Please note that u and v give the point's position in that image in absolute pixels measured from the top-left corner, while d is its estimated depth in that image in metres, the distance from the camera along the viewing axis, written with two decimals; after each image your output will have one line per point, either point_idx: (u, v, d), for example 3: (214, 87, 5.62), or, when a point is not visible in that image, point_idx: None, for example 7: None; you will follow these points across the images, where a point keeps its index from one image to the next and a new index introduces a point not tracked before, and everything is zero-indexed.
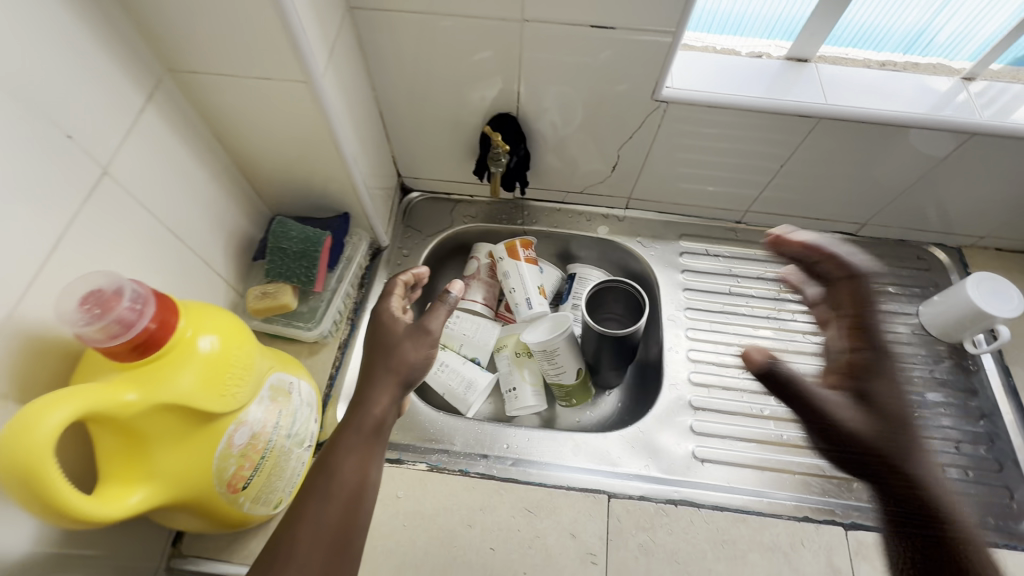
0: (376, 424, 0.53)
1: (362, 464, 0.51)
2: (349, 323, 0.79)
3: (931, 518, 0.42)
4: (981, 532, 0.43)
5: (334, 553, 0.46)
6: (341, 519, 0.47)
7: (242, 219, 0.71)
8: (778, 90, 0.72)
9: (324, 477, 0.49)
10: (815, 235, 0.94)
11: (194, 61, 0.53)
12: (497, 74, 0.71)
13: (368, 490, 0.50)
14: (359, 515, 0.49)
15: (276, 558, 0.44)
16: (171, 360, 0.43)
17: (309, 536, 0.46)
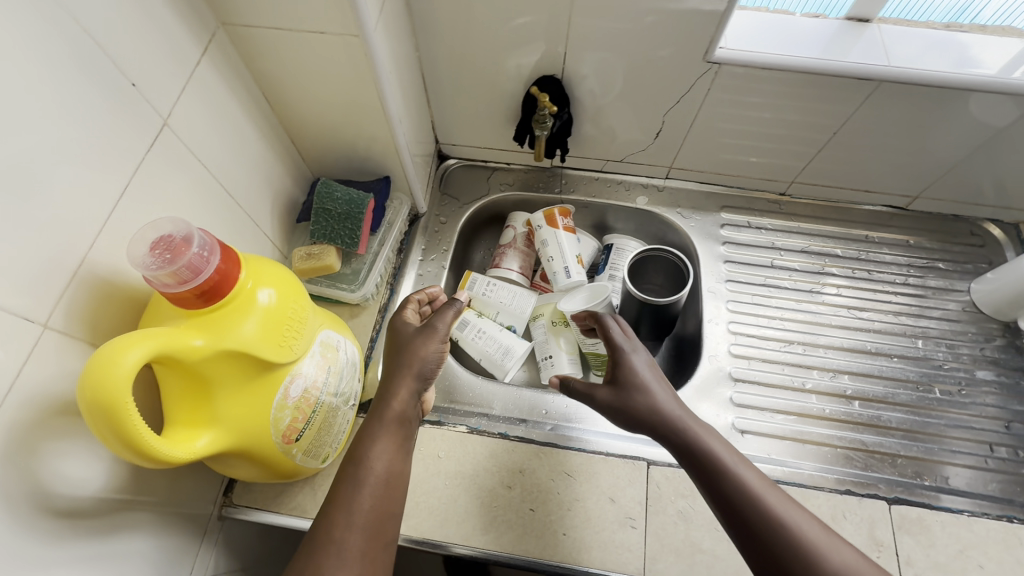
0: (397, 418, 0.54)
1: (389, 456, 0.51)
2: (388, 288, 0.79)
3: (738, 511, 0.48)
4: (777, 500, 0.48)
5: (369, 539, 0.47)
6: (373, 508, 0.48)
7: (286, 180, 0.71)
8: (838, 51, 0.69)
9: (352, 468, 0.50)
10: (863, 208, 0.90)
11: (247, 13, 0.53)
12: (543, 34, 0.69)
13: (397, 480, 0.51)
14: (390, 504, 0.50)
15: (315, 547, 0.45)
16: (231, 308, 0.44)
17: (344, 524, 0.46)
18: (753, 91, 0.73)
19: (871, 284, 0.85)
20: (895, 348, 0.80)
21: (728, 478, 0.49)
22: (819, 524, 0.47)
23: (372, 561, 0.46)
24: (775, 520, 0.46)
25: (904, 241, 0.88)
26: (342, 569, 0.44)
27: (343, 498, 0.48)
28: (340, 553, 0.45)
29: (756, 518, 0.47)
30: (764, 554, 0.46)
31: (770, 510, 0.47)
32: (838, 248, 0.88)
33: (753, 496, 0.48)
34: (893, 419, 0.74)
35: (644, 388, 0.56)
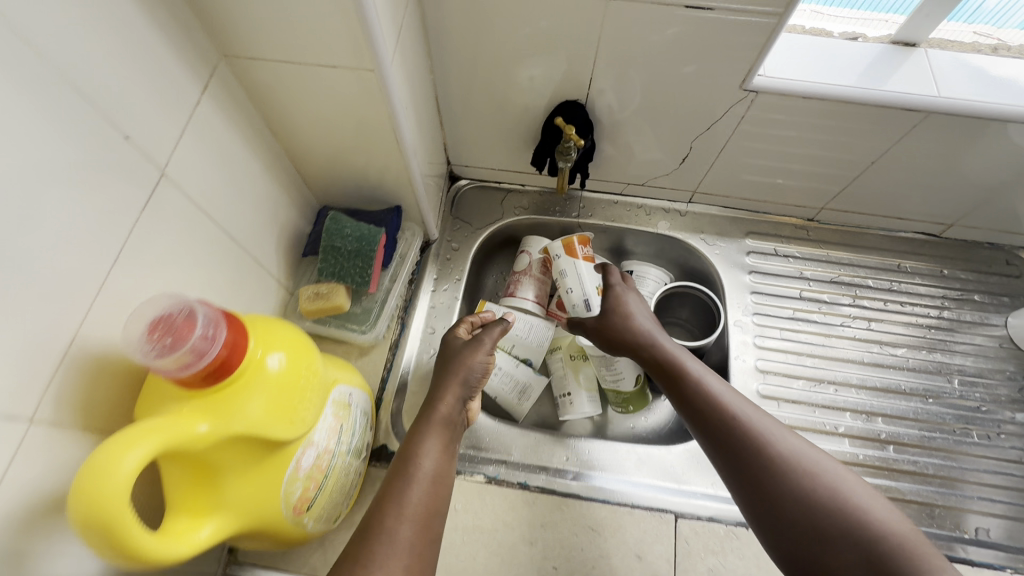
0: (445, 420, 0.57)
1: (438, 454, 0.54)
2: (399, 323, 0.75)
3: (703, 412, 0.58)
4: (736, 403, 0.57)
5: (418, 528, 0.48)
6: (421, 501, 0.50)
7: (292, 213, 0.67)
8: (882, 79, 0.64)
9: (403, 462, 0.52)
10: (894, 236, 0.87)
11: (251, 47, 0.48)
12: (568, 58, 0.65)
13: (443, 480, 0.53)
14: (437, 499, 0.51)
15: (367, 534, 0.46)
16: (241, 385, 0.40)
17: (396, 511, 0.48)
18: (788, 119, 0.69)
19: (903, 317, 0.82)
20: (931, 388, 0.76)
21: (693, 385, 0.60)
22: (774, 421, 0.56)
23: (420, 551, 0.47)
24: (733, 417, 0.56)
25: (937, 271, 0.85)
26: (393, 552, 0.45)
27: (394, 489, 0.50)
28: (390, 540, 0.46)
29: (716, 415, 0.57)
30: (727, 450, 0.55)
31: (727, 408, 0.57)
32: (868, 278, 0.84)
33: (713, 399, 0.58)
34: (930, 465, 0.71)
35: (622, 312, 0.72)
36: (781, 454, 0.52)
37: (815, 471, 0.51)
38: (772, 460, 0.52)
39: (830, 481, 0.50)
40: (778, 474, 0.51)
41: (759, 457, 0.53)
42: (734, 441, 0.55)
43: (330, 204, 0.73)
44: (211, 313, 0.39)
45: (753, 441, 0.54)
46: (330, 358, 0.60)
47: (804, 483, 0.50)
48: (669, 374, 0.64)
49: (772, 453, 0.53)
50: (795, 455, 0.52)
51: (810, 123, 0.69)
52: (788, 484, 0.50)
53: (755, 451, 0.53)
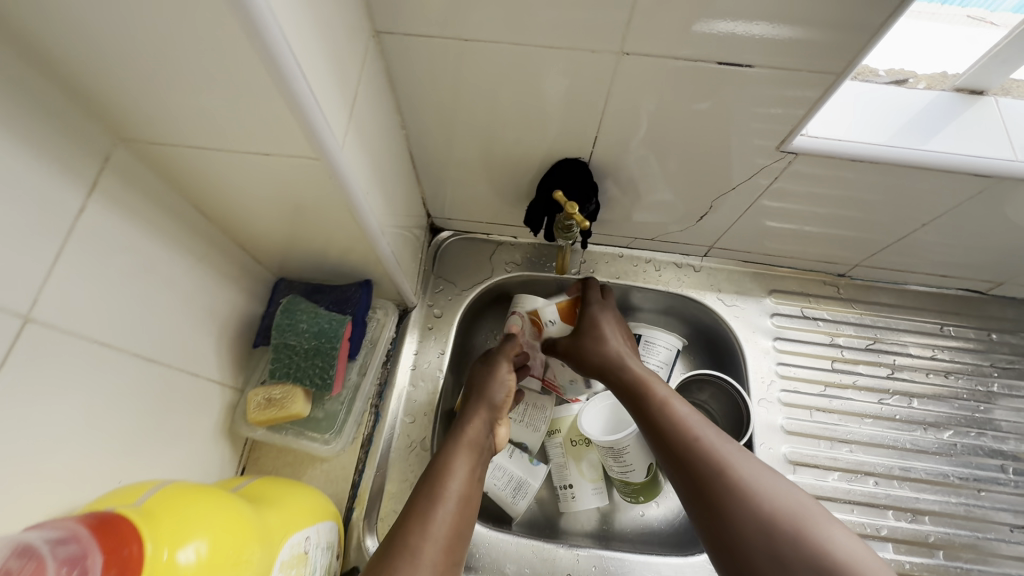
0: (473, 448, 0.58)
1: (464, 480, 0.54)
2: (372, 412, 0.65)
3: (686, 460, 0.52)
4: (719, 446, 0.52)
5: (441, 552, 0.48)
6: (446, 527, 0.50)
7: (238, 299, 0.56)
8: (944, 139, 0.54)
9: (429, 488, 0.52)
10: (935, 293, 0.77)
11: (158, 130, 0.38)
12: (565, 114, 0.54)
13: (466, 509, 0.53)
14: (460, 527, 0.51)
15: (392, 559, 0.46)
16: None
17: (422, 534, 0.48)
18: (827, 182, 0.59)
19: (947, 392, 0.73)
20: (983, 480, 0.68)
21: (673, 422, 0.55)
22: (755, 466, 0.50)
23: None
24: (712, 461, 0.51)
25: (984, 334, 0.76)
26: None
27: (419, 514, 0.50)
28: (415, 565, 0.46)
29: (694, 459, 0.52)
30: (703, 497, 0.50)
31: (707, 450, 0.52)
32: (909, 344, 0.75)
33: (692, 441, 0.53)
34: (982, 574, 0.63)
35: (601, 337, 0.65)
36: (762, 506, 0.47)
37: (798, 528, 0.45)
38: (751, 510, 0.47)
39: (809, 533, 0.45)
40: (755, 526, 0.46)
41: (734, 507, 0.48)
42: (713, 488, 0.49)
43: (286, 278, 0.62)
44: (70, 542, 0.30)
45: (731, 489, 0.48)
46: (285, 490, 0.50)
47: (784, 538, 0.45)
48: (644, 405, 0.58)
49: (750, 504, 0.47)
50: (776, 507, 0.47)
51: (853, 186, 0.59)
52: (765, 537, 0.45)
53: (732, 499, 0.48)
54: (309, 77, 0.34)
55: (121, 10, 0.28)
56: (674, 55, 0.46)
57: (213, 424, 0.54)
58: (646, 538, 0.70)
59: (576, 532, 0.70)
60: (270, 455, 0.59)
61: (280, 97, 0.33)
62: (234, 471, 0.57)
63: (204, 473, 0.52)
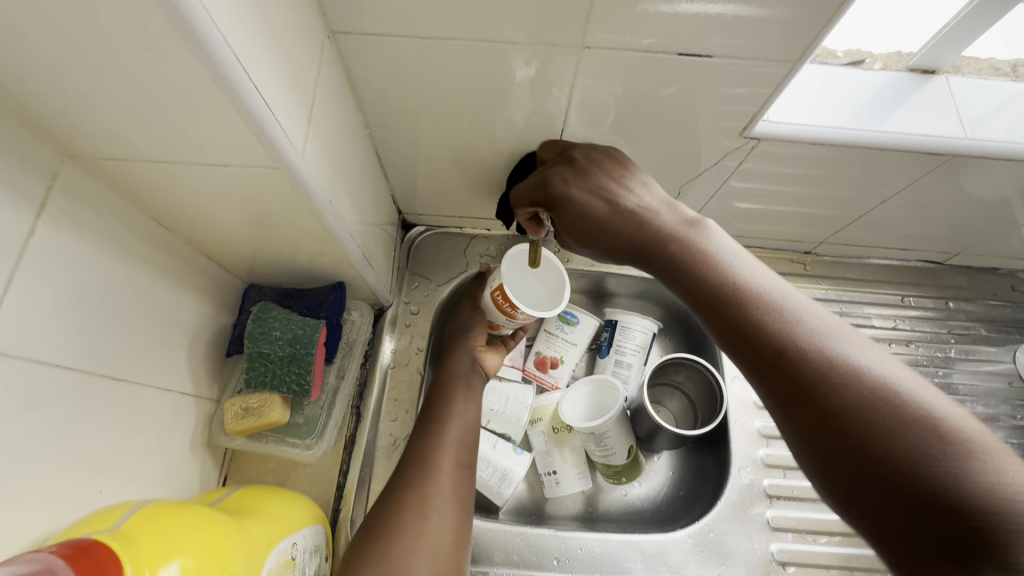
0: (462, 376, 0.61)
1: (463, 400, 0.59)
2: (353, 413, 0.65)
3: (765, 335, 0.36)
4: (821, 321, 0.35)
5: (453, 454, 0.53)
6: (456, 435, 0.55)
7: (206, 309, 0.55)
8: (900, 119, 0.56)
9: (435, 409, 0.57)
10: (896, 265, 0.80)
11: (106, 145, 0.36)
12: (530, 107, 0.54)
13: (473, 418, 0.57)
14: (468, 433, 0.56)
15: (412, 463, 0.52)
16: None
17: (435, 443, 0.54)
18: (790, 164, 0.60)
19: (908, 360, 0.76)
20: None
21: (733, 287, 0.39)
22: (862, 340, 0.34)
23: (461, 473, 0.52)
24: (798, 340, 0.35)
25: (941, 303, 0.79)
26: (434, 477, 0.51)
27: (429, 427, 0.55)
28: (432, 466, 0.52)
29: (774, 349, 0.35)
30: (783, 381, 0.34)
31: (791, 326, 0.35)
32: (874, 316, 0.78)
33: (752, 296, 0.38)
34: None
35: (635, 212, 0.47)
36: (881, 391, 0.31)
37: (933, 426, 0.30)
38: (861, 394, 0.31)
39: (948, 436, 0.29)
40: (862, 399, 0.31)
41: (837, 389, 0.32)
42: (797, 368, 0.34)
43: (256, 284, 0.61)
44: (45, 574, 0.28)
45: (829, 369, 0.33)
46: (263, 499, 0.50)
47: (914, 437, 0.29)
48: (705, 287, 0.40)
49: (860, 385, 0.32)
50: (895, 392, 0.31)
51: (816, 168, 0.60)
52: (884, 446, 0.30)
53: (829, 382, 0.32)
54: (262, 89, 0.33)
55: (60, 27, 0.27)
56: (634, 47, 0.47)
57: (191, 437, 0.53)
58: (629, 517, 0.72)
59: (562, 516, 0.72)
60: (252, 463, 0.59)
61: (233, 109, 0.32)
62: (216, 481, 0.57)
63: (185, 485, 0.52)
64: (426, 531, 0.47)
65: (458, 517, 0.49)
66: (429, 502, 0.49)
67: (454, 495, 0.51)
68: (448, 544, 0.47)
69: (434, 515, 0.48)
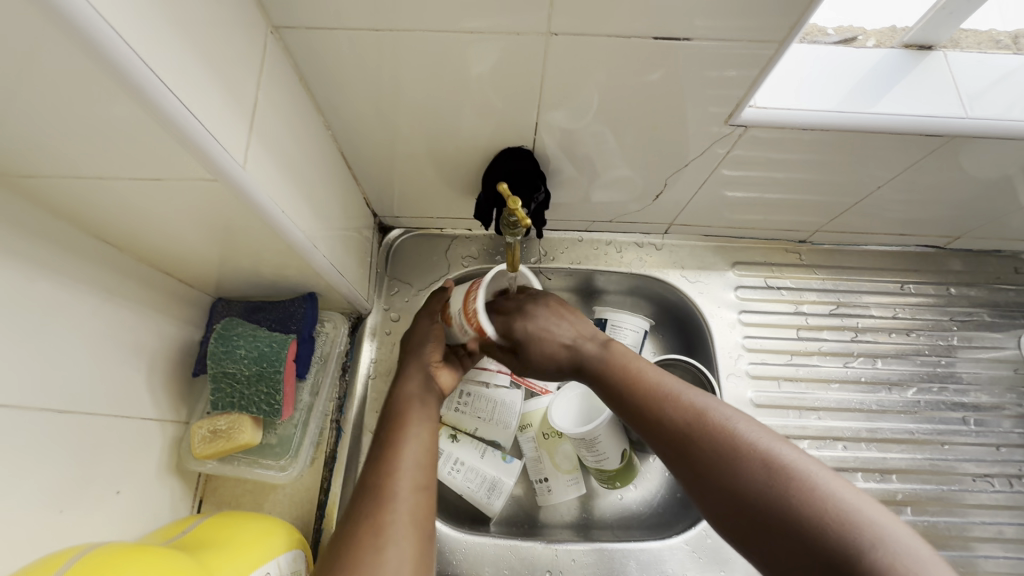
0: (417, 395, 0.56)
1: (421, 420, 0.54)
2: (333, 428, 0.62)
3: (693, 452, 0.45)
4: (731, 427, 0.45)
5: (411, 476, 0.49)
6: (414, 458, 0.50)
7: (168, 329, 0.52)
8: (895, 100, 0.52)
9: (389, 434, 0.53)
10: (894, 252, 0.77)
11: (24, 163, 0.33)
12: (500, 101, 0.51)
13: (431, 439, 0.53)
14: (426, 453, 0.52)
15: (368, 492, 0.48)
16: None
17: (389, 468, 0.49)
18: (781, 151, 0.57)
19: (910, 349, 0.73)
20: (946, 433, 0.70)
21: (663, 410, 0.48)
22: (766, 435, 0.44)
23: (420, 498, 0.48)
24: (712, 431, 0.45)
25: (942, 289, 0.76)
26: (388, 506, 0.46)
27: (382, 453, 0.51)
28: (387, 493, 0.47)
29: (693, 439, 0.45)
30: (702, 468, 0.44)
31: (706, 421, 0.46)
32: (873, 306, 0.75)
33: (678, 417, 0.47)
34: (949, 526, 0.65)
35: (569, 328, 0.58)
36: (782, 469, 0.41)
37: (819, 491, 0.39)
38: (761, 470, 0.41)
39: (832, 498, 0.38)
40: (760, 477, 0.41)
41: (741, 469, 0.42)
42: (708, 456, 0.44)
43: (223, 298, 0.58)
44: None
45: (736, 454, 0.43)
46: (237, 526, 0.48)
47: (801, 501, 0.39)
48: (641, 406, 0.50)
49: (760, 464, 0.42)
50: (793, 466, 0.41)
51: (806, 154, 0.57)
52: (780, 512, 0.39)
53: (721, 465, 0.43)
54: (185, 96, 0.30)
55: None
56: (605, 33, 0.43)
57: (157, 464, 0.51)
58: (625, 522, 0.69)
59: (557, 524, 0.69)
60: (227, 485, 0.57)
61: (153, 121, 0.29)
62: (189, 506, 0.54)
63: (152, 514, 0.49)
64: (382, 564, 0.42)
65: (418, 544, 0.45)
66: (387, 533, 0.44)
67: (412, 520, 0.46)
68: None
69: (392, 545, 0.44)
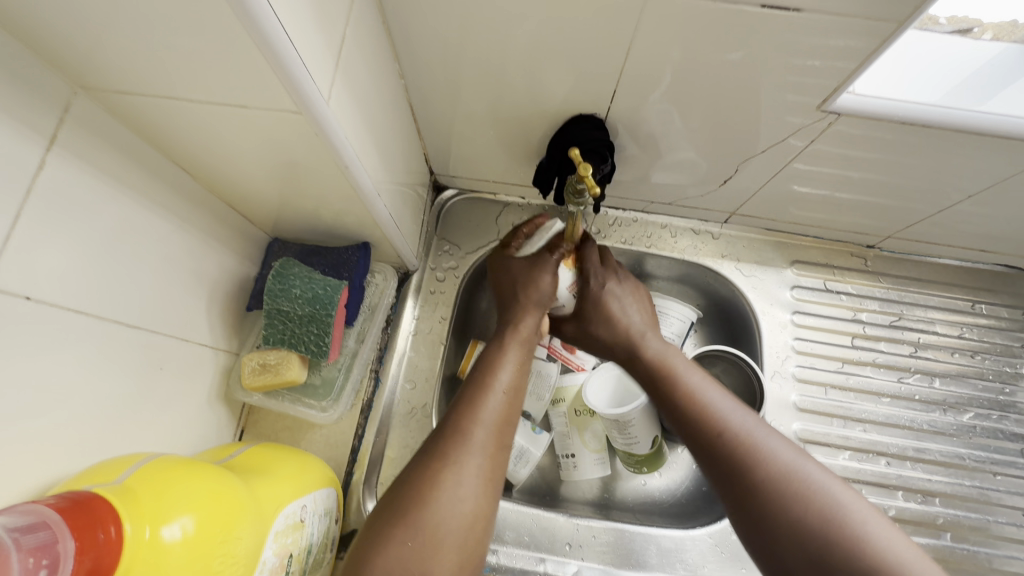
0: (526, 337, 0.55)
1: (515, 368, 0.52)
2: (372, 377, 0.63)
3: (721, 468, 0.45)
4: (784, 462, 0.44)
5: (496, 431, 0.47)
6: (500, 411, 0.49)
7: (227, 263, 0.54)
8: (1009, 101, 0.48)
9: (478, 373, 0.51)
10: (970, 268, 0.72)
11: (118, 77, 0.34)
12: (580, 64, 0.49)
13: (519, 391, 0.51)
14: (513, 408, 0.50)
15: (450, 433, 0.46)
16: None
17: (477, 412, 0.48)
18: (869, 147, 0.53)
19: (971, 372, 0.70)
20: (999, 463, 0.66)
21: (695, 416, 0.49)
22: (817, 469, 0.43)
23: (498, 454, 0.47)
24: (746, 452, 0.45)
25: (1017, 312, 0.72)
26: (472, 454, 0.45)
27: (469, 395, 0.49)
28: (472, 443, 0.46)
29: (725, 458, 0.46)
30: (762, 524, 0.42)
31: (742, 442, 0.46)
32: (937, 322, 0.71)
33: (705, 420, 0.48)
34: (989, 556, 0.62)
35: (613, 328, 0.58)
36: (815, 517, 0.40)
37: (856, 530, 0.39)
38: (788, 509, 0.41)
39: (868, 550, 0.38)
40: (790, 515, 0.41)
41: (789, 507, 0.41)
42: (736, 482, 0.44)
43: (280, 238, 0.59)
44: (40, 528, 0.28)
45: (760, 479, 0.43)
46: (278, 456, 0.49)
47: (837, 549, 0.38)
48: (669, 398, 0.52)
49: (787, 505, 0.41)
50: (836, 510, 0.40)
51: (897, 154, 0.54)
52: (811, 549, 0.39)
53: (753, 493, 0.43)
54: (285, 19, 0.30)
55: None
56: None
57: (209, 389, 0.53)
58: (647, 508, 0.69)
59: (577, 499, 0.69)
60: (268, 419, 0.59)
61: (248, 38, 0.29)
62: (233, 434, 0.57)
63: (201, 436, 0.51)
64: (452, 515, 0.42)
65: (490, 500, 0.44)
66: (464, 481, 0.44)
67: (489, 476, 0.45)
68: (476, 532, 0.43)
69: (469, 499, 0.43)
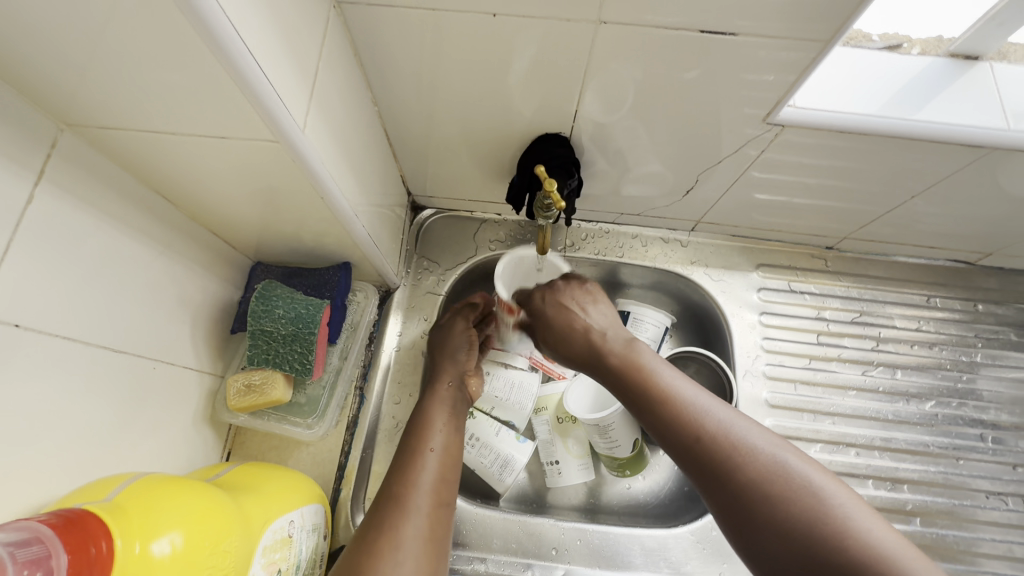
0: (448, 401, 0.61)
1: (445, 432, 0.58)
2: (356, 394, 0.65)
3: (703, 456, 0.45)
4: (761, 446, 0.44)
5: (433, 493, 0.52)
6: (435, 472, 0.54)
7: (210, 288, 0.55)
8: (937, 109, 0.52)
9: (413, 441, 0.56)
10: (924, 265, 0.77)
11: (102, 113, 0.36)
12: (542, 87, 0.52)
13: (452, 451, 0.57)
14: (447, 469, 0.55)
15: (390, 500, 0.50)
16: None
17: (411, 478, 0.52)
18: (815, 155, 0.57)
19: (930, 363, 0.73)
20: (962, 448, 0.70)
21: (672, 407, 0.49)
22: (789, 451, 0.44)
23: (438, 512, 0.51)
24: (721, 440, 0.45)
25: (969, 304, 0.76)
26: (411, 517, 0.49)
27: (406, 462, 0.54)
28: (408, 506, 0.50)
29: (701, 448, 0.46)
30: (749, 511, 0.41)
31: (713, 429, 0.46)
32: (896, 316, 0.75)
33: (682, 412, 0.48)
34: (957, 538, 0.65)
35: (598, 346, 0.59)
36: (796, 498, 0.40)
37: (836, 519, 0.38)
38: (774, 492, 0.41)
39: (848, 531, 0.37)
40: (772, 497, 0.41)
41: (772, 498, 0.41)
42: (719, 470, 0.44)
43: (262, 261, 0.61)
44: (33, 543, 0.29)
45: (738, 462, 0.43)
46: (268, 475, 0.50)
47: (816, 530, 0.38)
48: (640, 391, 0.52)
49: (771, 487, 0.41)
50: (805, 490, 0.40)
51: (842, 160, 0.58)
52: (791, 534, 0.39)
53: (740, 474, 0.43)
54: (260, 58, 0.32)
55: None
56: (654, 25, 0.44)
57: (195, 411, 0.54)
58: (632, 510, 0.71)
59: (564, 506, 0.71)
60: (255, 439, 0.60)
61: (228, 77, 0.31)
62: (220, 455, 0.58)
63: (187, 458, 0.52)
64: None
65: (432, 559, 0.47)
66: (404, 545, 0.46)
67: (428, 537, 0.48)
68: None
69: (409, 560, 0.46)
